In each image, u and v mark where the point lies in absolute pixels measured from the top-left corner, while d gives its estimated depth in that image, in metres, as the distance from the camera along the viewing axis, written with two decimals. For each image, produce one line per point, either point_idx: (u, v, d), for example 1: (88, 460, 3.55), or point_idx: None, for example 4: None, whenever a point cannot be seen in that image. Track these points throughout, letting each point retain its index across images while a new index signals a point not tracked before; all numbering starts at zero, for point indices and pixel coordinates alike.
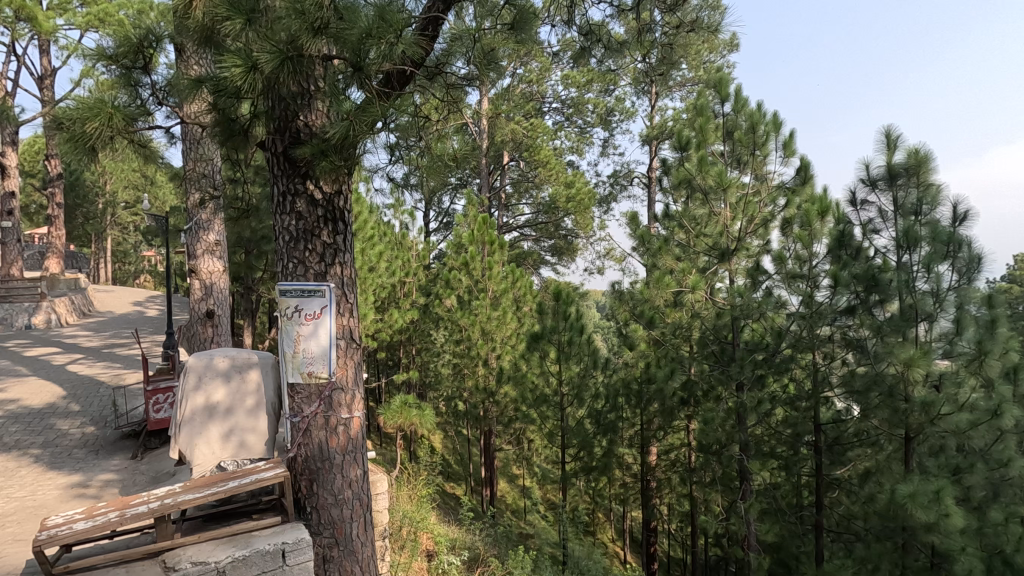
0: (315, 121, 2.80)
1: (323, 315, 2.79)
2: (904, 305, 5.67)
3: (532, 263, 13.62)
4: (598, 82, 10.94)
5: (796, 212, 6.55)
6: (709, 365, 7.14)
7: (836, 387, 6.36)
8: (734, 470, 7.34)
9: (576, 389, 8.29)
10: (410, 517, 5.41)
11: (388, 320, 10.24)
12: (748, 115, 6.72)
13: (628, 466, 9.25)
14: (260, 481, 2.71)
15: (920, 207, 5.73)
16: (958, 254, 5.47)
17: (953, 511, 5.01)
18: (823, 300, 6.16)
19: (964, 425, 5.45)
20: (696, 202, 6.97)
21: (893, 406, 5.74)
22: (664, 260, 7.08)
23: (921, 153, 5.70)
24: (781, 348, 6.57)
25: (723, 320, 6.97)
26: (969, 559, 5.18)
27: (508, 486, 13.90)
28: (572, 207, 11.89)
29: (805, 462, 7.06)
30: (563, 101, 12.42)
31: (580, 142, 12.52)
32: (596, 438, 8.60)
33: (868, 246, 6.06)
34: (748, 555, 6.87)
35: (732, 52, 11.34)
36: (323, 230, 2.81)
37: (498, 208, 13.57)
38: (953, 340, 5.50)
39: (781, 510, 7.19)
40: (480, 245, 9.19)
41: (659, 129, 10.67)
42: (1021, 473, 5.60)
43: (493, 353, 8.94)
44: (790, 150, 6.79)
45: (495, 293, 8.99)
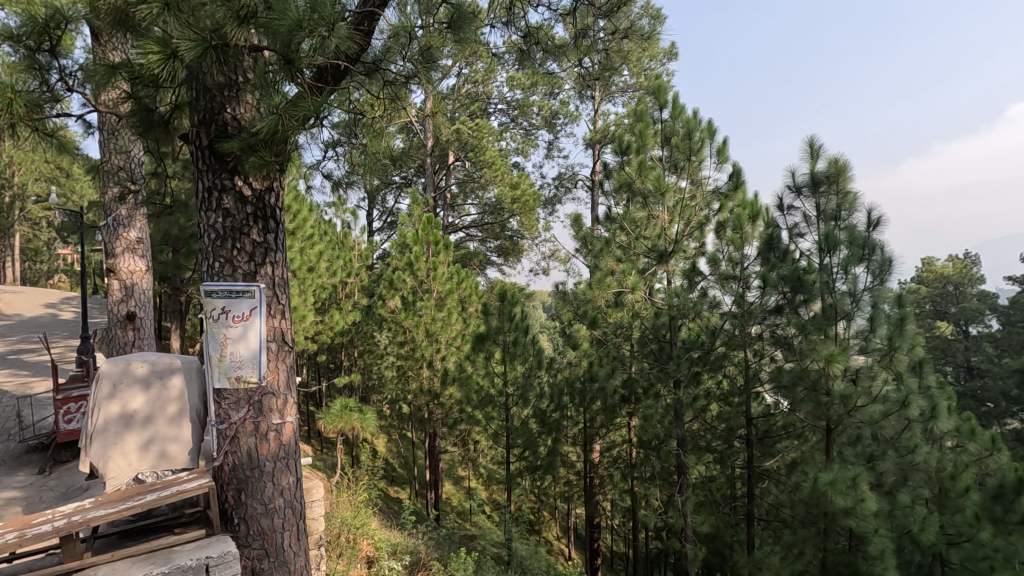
0: (243, 114, 2.68)
1: (252, 317, 2.68)
2: (825, 305, 6.02)
3: (478, 264, 13.59)
4: (543, 85, 11.04)
5: (729, 216, 6.87)
6: (649, 363, 7.35)
7: (766, 383, 6.71)
8: (671, 465, 7.59)
9: (521, 388, 8.34)
10: (349, 523, 5.29)
11: (329, 321, 9.95)
12: (685, 121, 6.96)
13: (572, 464, 9.37)
14: (182, 492, 2.55)
15: (839, 213, 6.14)
16: (872, 257, 5.87)
17: (868, 496, 5.38)
18: (753, 300, 6.49)
19: (877, 416, 5.87)
20: (636, 206, 7.17)
21: (816, 400, 6.08)
22: (605, 261, 7.26)
23: (840, 162, 6.09)
24: (715, 345, 6.85)
25: (661, 319, 7.21)
26: (882, 540, 5.56)
27: (454, 488, 13.79)
28: (517, 208, 11.96)
29: (738, 454, 7.39)
30: (509, 103, 12.46)
31: (526, 144, 12.59)
32: (540, 437, 8.65)
33: (794, 249, 6.42)
34: (685, 546, 7.09)
35: (671, 61, 11.76)
36: (252, 228, 2.69)
37: (443, 208, 13.46)
38: (868, 337, 5.93)
39: (715, 502, 7.48)
40: (425, 245, 9.12)
41: (601, 133, 10.92)
42: (926, 458, 6.07)
43: (438, 355, 8.85)
44: (724, 156, 7.10)
45: (440, 293, 8.91)
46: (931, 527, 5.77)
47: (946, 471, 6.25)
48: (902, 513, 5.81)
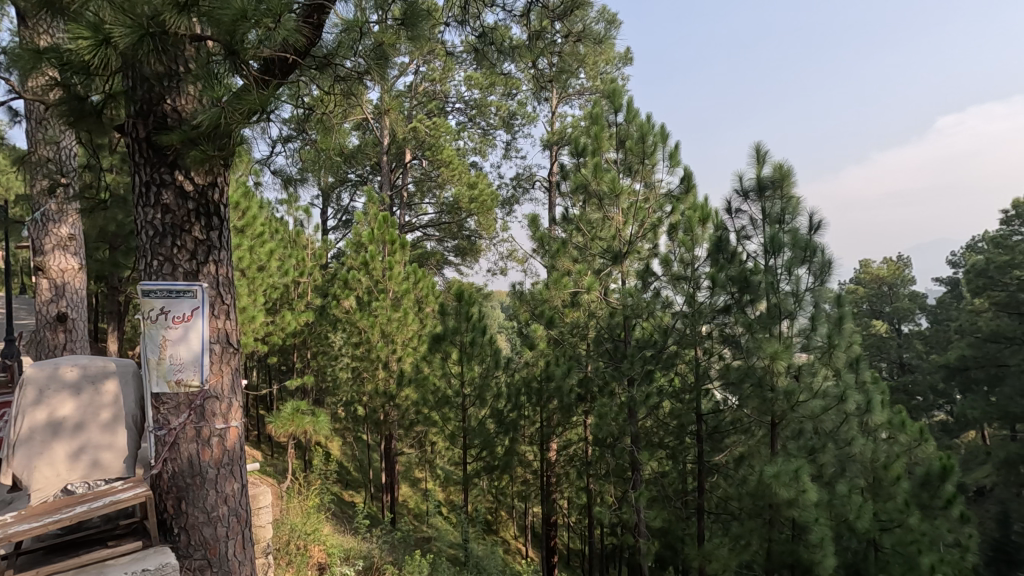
0: (184, 106, 2.57)
1: (194, 318, 2.57)
2: (771, 304, 6.27)
3: (435, 264, 13.47)
4: (500, 85, 11.04)
5: (680, 218, 7.06)
6: (604, 362, 7.47)
7: (715, 380, 6.92)
8: (625, 462, 7.73)
9: (478, 389, 8.26)
10: (300, 529, 5.16)
11: (280, 322, 9.66)
12: (639, 125, 7.10)
13: (529, 463, 9.41)
14: (116, 503, 2.41)
15: (783, 216, 6.40)
16: (813, 259, 6.15)
17: (809, 487, 5.64)
18: (703, 300, 6.70)
19: (817, 411, 6.17)
20: (592, 207, 7.29)
21: (762, 396, 6.32)
22: (562, 262, 7.34)
23: (784, 167, 6.36)
24: (668, 344, 7.03)
25: (616, 319, 7.33)
26: (822, 529, 5.83)
27: (410, 490, 13.62)
28: (475, 208, 11.91)
29: (689, 450, 7.58)
30: (467, 102, 12.41)
31: (483, 144, 12.57)
32: (497, 437, 8.60)
33: (742, 250, 6.66)
34: (639, 541, 7.22)
35: (627, 66, 11.99)
36: (194, 225, 2.58)
37: (400, 207, 13.29)
38: (810, 336, 6.21)
39: (667, 497, 7.66)
40: (381, 245, 8.98)
41: (558, 135, 11.03)
42: (861, 450, 6.41)
43: (394, 355, 8.72)
44: (675, 160, 7.30)
45: (396, 293, 8.80)
46: (866, 515, 6.11)
47: (879, 461, 6.63)
48: (840, 502, 6.12)
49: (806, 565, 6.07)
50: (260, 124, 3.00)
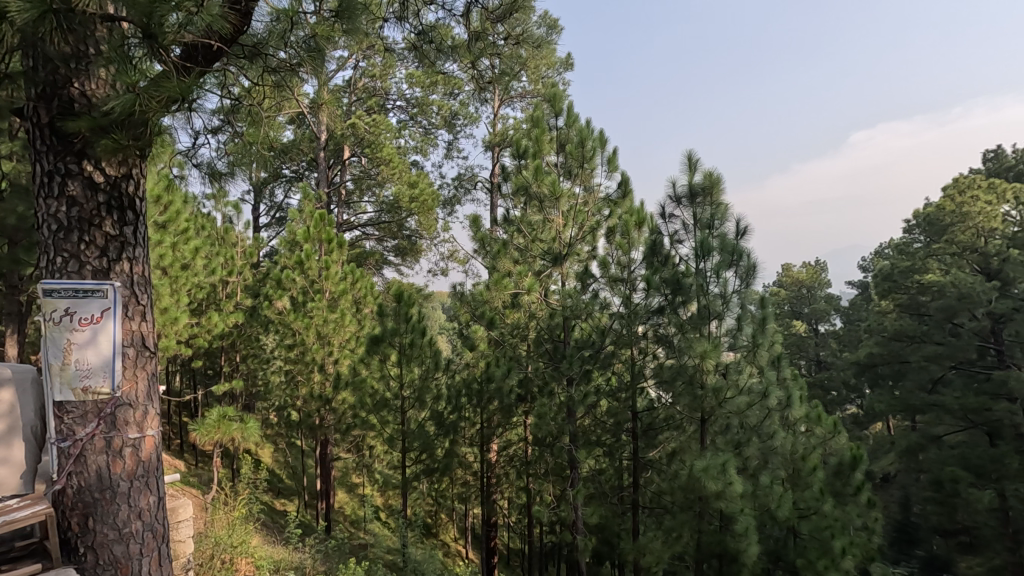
0: (94, 90, 2.38)
1: (105, 320, 2.39)
2: (701, 306, 6.57)
3: (374, 264, 13.15)
4: (443, 85, 10.94)
5: (618, 222, 7.26)
6: (544, 363, 7.56)
7: (650, 378, 7.13)
8: (564, 461, 7.83)
9: (418, 391, 8.06)
10: (225, 542, 4.90)
11: (206, 324, 9.13)
12: (579, 130, 7.26)
13: (469, 464, 9.36)
14: (11, 523, 2.17)
15: (712, 222, 6.73)
16: (739, 263, 6.50)
17: (735, 480, 5.95)
18: (639, 302, 6.91)
19: (743, 406, 6.51)
20: (533, 209, 7.37)
21: (692, 393, 6.59)
22: (503, 263, 7.35)
23: (714, 175, 6.69)
24: (605, 344, 7.18)
25: (555, 319, 7.43)
26: (746, 518, 6.15)
27: (346, 497, 13.22)
28: (415, 208, 11.62)
29: (625, 447, 7.74)
30: (408, 100, 12.21)
31: (425, 143, 12.42)
32: (437, 439, 8.37)
33: (674, 254, 6.93)
34: (576, 538, 7.31)
35: (568, 71, 12.21)
36: (105, 220, 2.40)
37: (338, 205, 12.91)
38: (736, 335, 6.56)
39: (604, 494, 7.81)
40: (317, 243, 8.70)
41: (500, 137, 11.09)
42: (782, 443, 6.81)
43: (330, 358, 8.47)
44: (614, 165, 7.49)
45: (333, 294, 8.55)
46: (786, 503, 6.49)
47: (798, 453, 7.07)
48: (763, 492, 6.47)
49: (732, 554, 6.37)
50: (187, 113, 2.86)
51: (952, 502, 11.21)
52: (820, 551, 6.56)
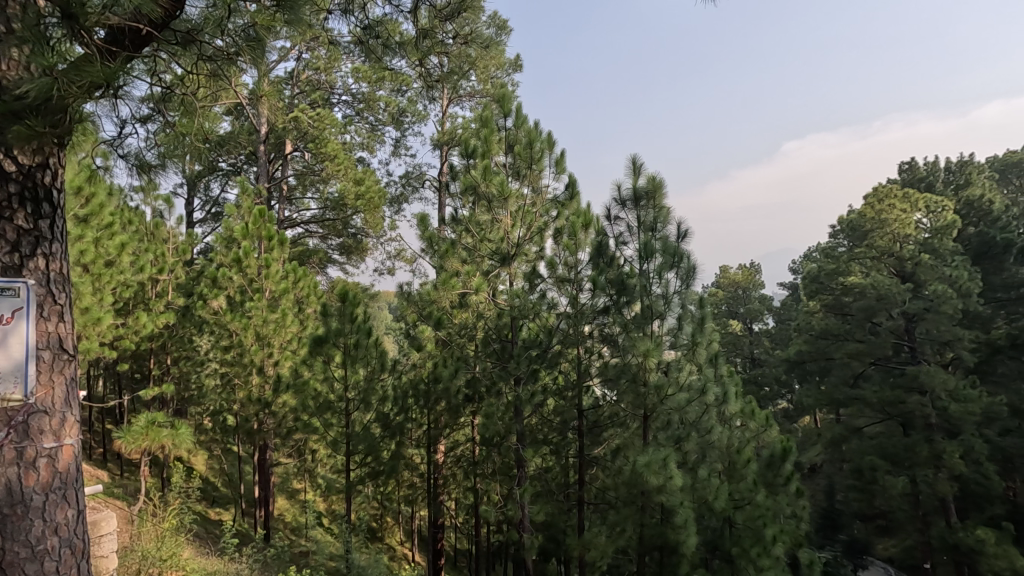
0: (6, 71, 2.19)
1: (17, 322, 2.20)
2: (644, 306, 6.76)
3: (317, 263, 12.74)
4: (390, 81, 10.74)
5: (565, 223, 7.37)
6: (492, 362, 7.56)
7: (596, 377, 7.25)
8: (511, 460, 7.86)
9: (363, 393, 7.85)
10: (151, 555, 4.67)
11: (133, 324, 8.58)
12: (527, 131, 7.33)
13: (415, 466, 9.25)
14: None
15: (655, 225, 6.96)
16: (680, 264, 6.79)
17: (675, 474, 6.16)
18: (585, 302, 7.04)
19: (683, 403, 6.74)
20: (481, 208, 7.35)
21: (636, 391, 6.78)
22: (451, 263, 7.29)
23: (657, 179, 6.91)
24: (552, 343, 7.27)
25: (503, 319, 7.45)
26: (686, 511, 6.38)
27: (287, 503, 12.76)
28: (361, 205, 11.29)
29: (571, 445, 7.79)
30: (354, 95, 11.92)
31: (371, 139, 12.15)
32: (383, 441, 8.07)
33: (619, 255, 7.10)
34: (522, 537, 7.34)
35: (517, 72, 12.28)
36: (18, 212, 2.23)
37: (279, 200, 12.45)
38: (677, 334, 6.83)
39: (551, 491, 7.87)
40: (256, 240, 8.36)
41: (449, 136, 11.02)
42: (719, 437, 7.13)
43: (270, 360, 8.15)
44: (561, 167, 7.60)
45: (273, 293, 8.27)
46: (722, 495, 6.80)
47: (734, 446, 7.41)
48: (701, 485, 6.75)
49: (672, 545, 6.60)
50: (113, 101, 2.68)
51: (872, 488, 12.04)
52: (753, 539, 6.90)
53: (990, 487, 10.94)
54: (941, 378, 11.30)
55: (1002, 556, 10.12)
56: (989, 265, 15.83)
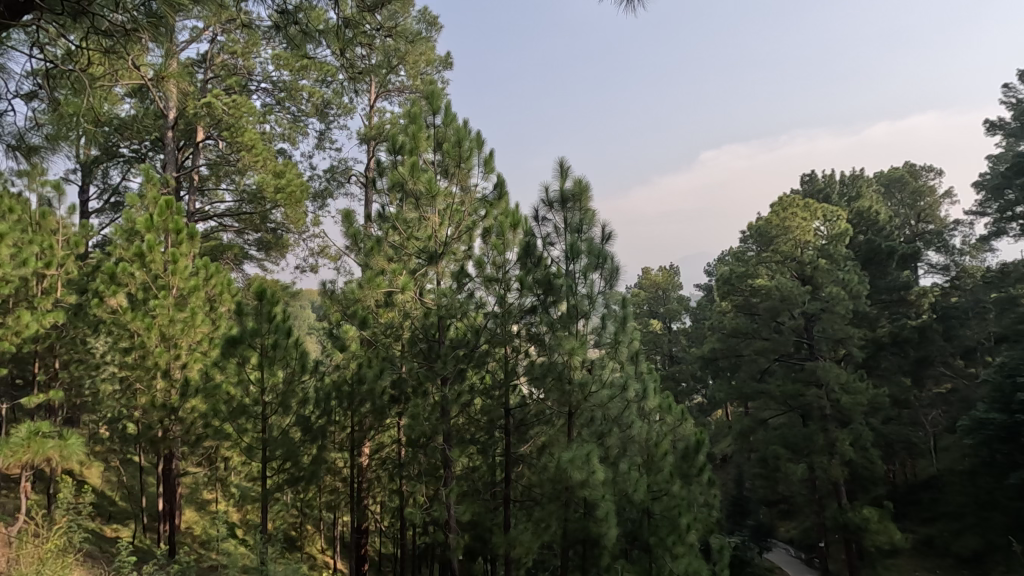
0: None
1: None
2: (570, 305, 6.95)
3: (232, 258, 12.00)
4: (314, 70, 10.29)
5: (493, 223, 7.43)
6: (418, 363, 7.41)
7: (523, 375, 7.18)
8: (437, 460, 7.71)
9: (281, 396, 7.39)
10: None
11: (14, 324, 7.65)
12: (456, 129, 7.29)
13: (338, 470, 8.96)
14: None
15: (581, 227, 7.20)
16: (604, 265, 7.11)
17: (597, 468, 6.36)
18: (512, 301, 7.11)
19: (605, 399, 7.05)
20: (409, 206, 7.21)
21: (561, 388, 6.93)
22: (376, 260, 7.10)
23: (583, 183, 7.16)
24: (480, 343, 7.28)
25: (430, 319, 7.37)
26: (607, 503, 6.60)
27: (196, 515, 11.94)
28: (280, 198, 10.52)
29: (497, 444, 7.65)
30: (274, 83, 11.28)
31: (293, 130, 11.58)
32: (303, 446, 7.71)
33: (546, 256, 7.24)
34: (448, 537, 7.24)
35: (447, 69, 12.19)
36: None
37: (189, 191, 11.62)
38: (601, 333, 7.12)
39: (477, 491, 7.77)
40: (162, 234, 7.76)
41: (376, 130, 10.75)
42: (638, 431, 7.44)
43: (176, 363, 7.54)
44: (490, 166, 7.62)
45: (182, 291, 7.70)
46: (641, 487, 7.09)
47: (653, 440, 7.73)
48: (622, 478, 7.02)
49: (594, 537, 6.80)
50: None
51: (775, 476, 12.99)
52: (669, 528, 7.28)
53: (874, 470, 12.16)
54: (835, 372, 12.39)
55: (883, 531, 11.40)
56: (875, 270, 17.54)
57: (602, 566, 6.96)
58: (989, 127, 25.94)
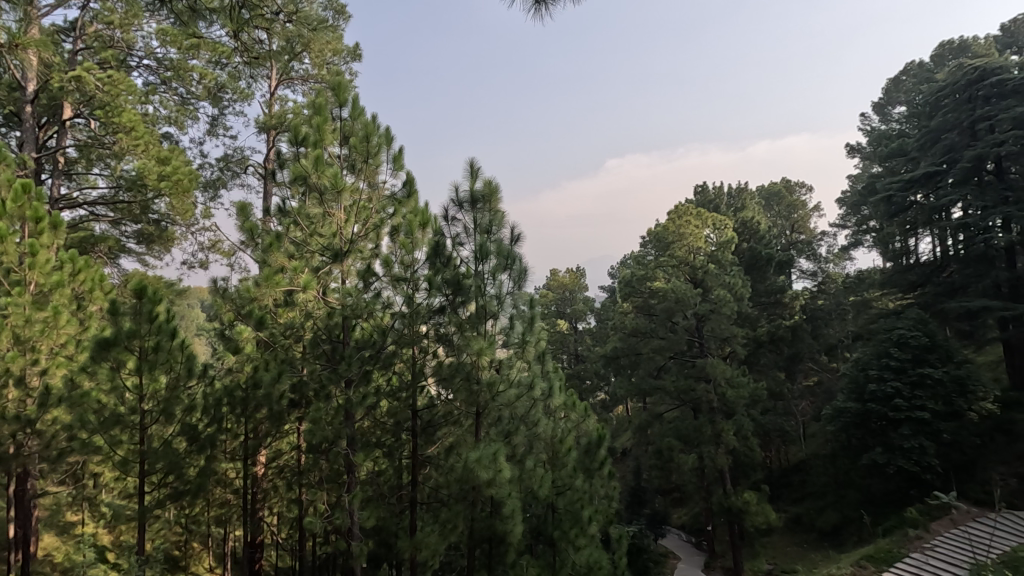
0: None
1: None
2: (478, 306, 7.00)
3: (105, 252, 10.78)
4: (206, 51, 9.48)
5: (402, 221, 7.30)
6: (320, 365, 7.05)
7: (430, 377, 7.14)
8: (340, 466, 7.38)
9: (163, 405, 6.68)
10: None
11: None
12: (364, 124, 7.09)
13: (228, 481, 8.36)
14: None
15: (491, 227, 7.31)
16: (513, 267, 7.28)
17: (504, 466, 6.46)
18: (421, 301, 6.95)
19: (512, 398, 7.21)
20: (312, 201, 6.86)
21: (468, 388, 6.97)
22: (275, 257, 6.63)
23: (492, 185, 7.25)
24: (386, 344, 7.04)
25: (334, 320, 7.07)
26: (513, 500, 6.71)
27: (57, 540, 10.56)
28: (165, 186, 9.53)
29: (404, 446, 7.58)
30: (158, 60, 10.23)
31: (180, 114, 10.59)
32: (189, 458, 7.06)
33: (456, 256, 7.25)
34: (351, 545, 6.94)
35: (355, 61, 11.79)
36: None
37: (52, 175, 10.25)
38: (509, 333, 7.23)
39: (382, 496, 7.47)
40: (17, 222, 6.74)
41: (277, 119, 10.15)
42: (543, 429, 7.66)
43: (33, 369, 6.55)
44: (399, 164, 7.47)
45: (42, 288, 6.75)
46: (546, 483, 7.32)
47: (557, 437, 7.97)
48: (528, 475, 7.17)
49: (500, 535, 6.90)
50: None
51: (669, 466, 13.87)
52: (572, 521, 7.58)
53: (753, 457, 13.41)
54: (721, 367, 13.53)
55: (760, 513, 12.57)
56: (755, 275, 19.22)
57: (508, 563, 7.07)
58: (849, 150, 29.57)
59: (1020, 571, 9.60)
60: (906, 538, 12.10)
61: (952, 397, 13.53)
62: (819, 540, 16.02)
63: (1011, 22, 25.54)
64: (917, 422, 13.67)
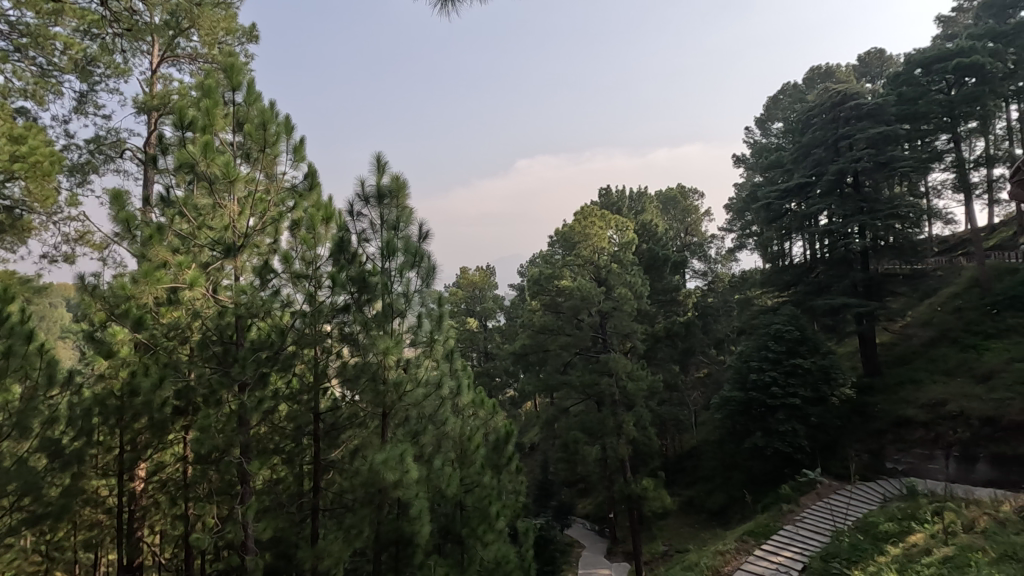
0: None
1: None
2: (385, 304, 6.87)
3: None
4: (73, 18, 8.42)
5: (303, 215, 6.93)
6: (210, 368, 6.44)
7: (334, 377, 6.88)
8: (233, 476, 6.87)
9: (16, 417, 5.73)
10: None
11: None
12: (261, 110, 6.63)
13: (100, 499, 7.52)
14: None
15: (398, 224, 7.18)
16: (421, 264, 7.25)
17: (411, 467, 6.36)
18: (323, 299, 6.67)
19: (420, 398, 7.13)
20: (200, 191, 6.33)
21: (375, 389, 6.77)
22: (156, 251, 6.03)
23: (400, 181, 7.12)
24: (285, 345, 6.59)
25: (225, 319, 6.57)
26: (420, 501, 6.61)
27: None
28: (19, 169, 8.30)
29: (306, 452, 7.21)
30: (10, 24, 8.91)
31: (39, 86, 9.30)
32: (48, 478, 6.17)
33: (361, 253, 7.01)
34: (244, 560, 6.47)
35: (251, 43, 11.01)
36: None
37: None
38: (416, 332, 7.18)
39: (280, 504, 7.12)
40: None
41: (161, 99, 9.25)
42: (451, 427, 7.66)
43: None
44: (300, 155, 7.08)
45: None
46: (453, 481, 7.30)
47: (466, 434, 8.02)
48: (435, 475, 7.11)
49: (407, 537, 6.77)
50: None
51: (575, 458, 14.34)
52: (480, 517, 7.61)
53: (650, 445, 14.32)
54: (623, 362, 14.19)
55: (657, 498, 13.37)
56: (654, 274, 20.37)
57: (415, 564, 6.93)
58: (735, 160, 32.21)
59: (870, 533, 11.03)
60: (781, 512, 13.42)
61: (818, 384, 15.19)
62: (708, 520, 17.32)
63: (867, 53, 29.07)
64: (790, 407, 15.20)
